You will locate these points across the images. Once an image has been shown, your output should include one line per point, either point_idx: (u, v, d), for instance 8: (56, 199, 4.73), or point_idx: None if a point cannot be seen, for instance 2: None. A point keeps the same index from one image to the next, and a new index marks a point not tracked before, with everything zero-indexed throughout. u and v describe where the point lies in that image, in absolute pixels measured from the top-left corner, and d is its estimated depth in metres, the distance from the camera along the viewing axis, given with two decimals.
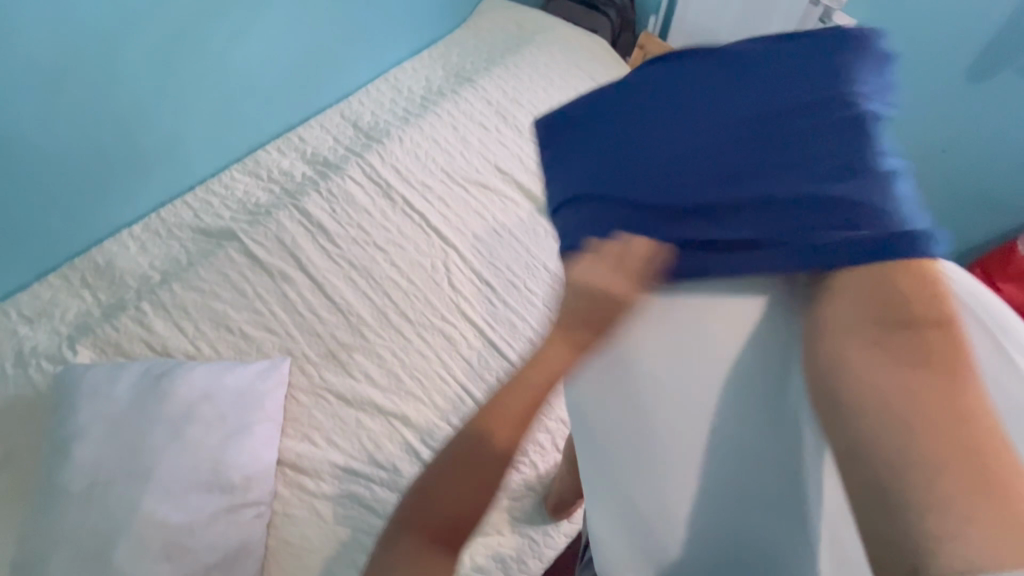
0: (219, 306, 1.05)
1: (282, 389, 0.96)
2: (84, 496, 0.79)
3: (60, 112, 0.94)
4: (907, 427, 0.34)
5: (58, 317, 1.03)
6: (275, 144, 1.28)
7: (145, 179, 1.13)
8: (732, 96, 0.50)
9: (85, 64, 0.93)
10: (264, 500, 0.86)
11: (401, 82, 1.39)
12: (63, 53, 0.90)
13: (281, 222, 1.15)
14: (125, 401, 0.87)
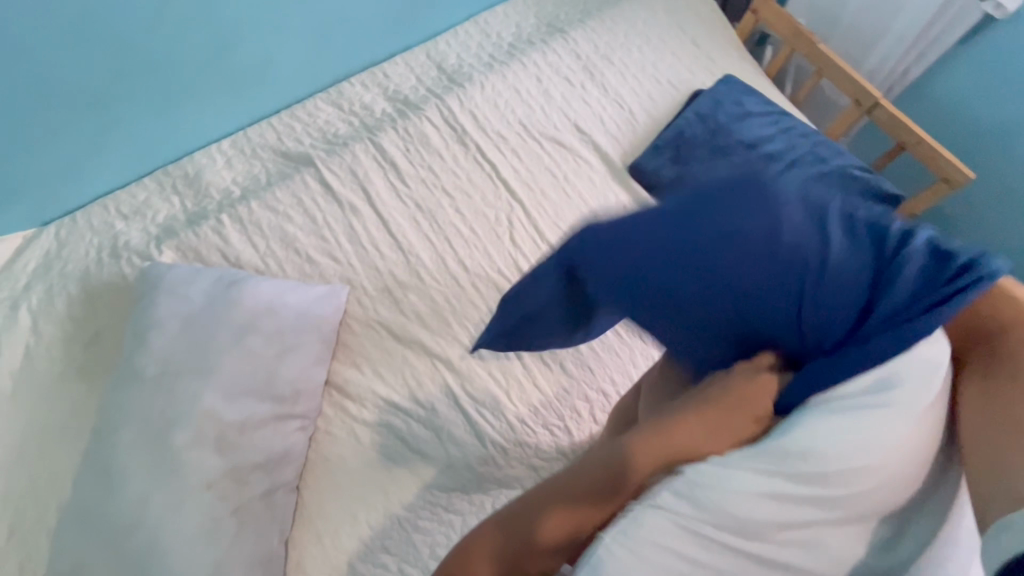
0: (289, 228, 1.09)
1: (338, 315, 0.99)
2: (155, 382, 0.86)
3: (161, 24, 0.96)
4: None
5: (150, 217, 1.11)
6: (359, 77, 1.28)
7: (239, 99, 1.17)
8: (681, 315, 0.50)
9: None
10: (309, 415, 0.92)
11: (491, 26, 1.35)
12: None
13: (356, 155, 1.17)
14: (199, 302, 0.93)
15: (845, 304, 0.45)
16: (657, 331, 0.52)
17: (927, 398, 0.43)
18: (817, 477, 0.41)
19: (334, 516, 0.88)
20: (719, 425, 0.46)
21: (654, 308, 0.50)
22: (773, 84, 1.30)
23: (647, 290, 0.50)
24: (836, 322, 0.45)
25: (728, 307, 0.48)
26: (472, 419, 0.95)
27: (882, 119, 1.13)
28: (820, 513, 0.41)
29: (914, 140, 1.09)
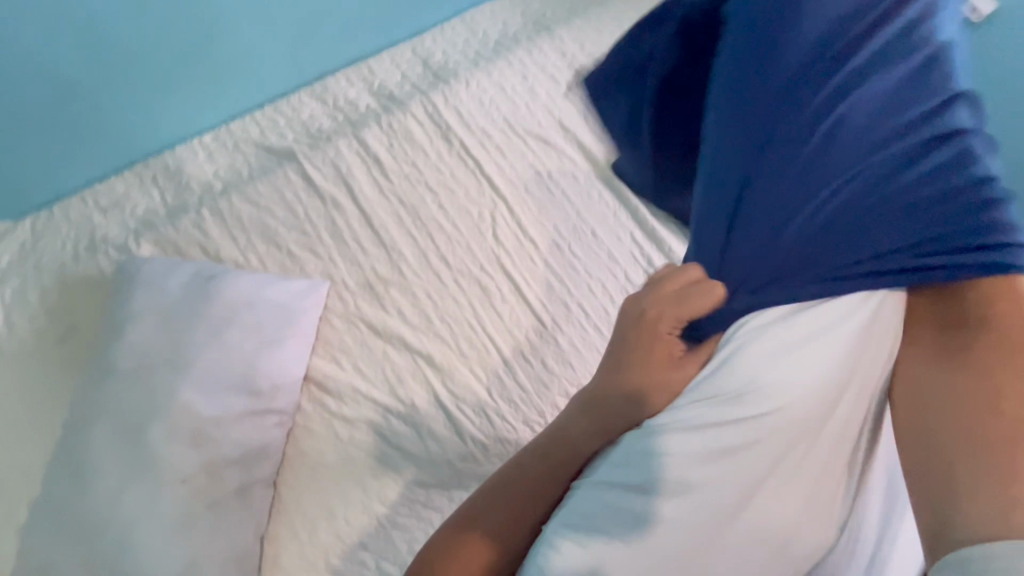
0: (271, 222, 1.08)
1: (318, 311, 0.98)
2: (130, 375, 0.85)
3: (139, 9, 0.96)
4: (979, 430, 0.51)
5: (128, 210, 1.10)
6: (344, 72, 1.28)
7: (221, 91, 1.16)
8: (889, 216, 0.58)
9: None
10: (287, 410, 0.91)
11: (477, 23, 1.35)
12: None
13: (339, 150, 1.16)
14: (176, 296, 0.92)
15: (940, 208, 0.56)
16: (854, 221, 0.59)
17: (801, 379, 0.56)
18: (726, 444, 0.55)
19: (313, 512, 0.87)
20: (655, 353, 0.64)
21: (863, 162, 0.60)
22: None
23: (849, 162, 0.60)
24: (952, 242, 0.55)
25: (932, 208, 0.57)
26: (452, 415, 0.94)
27: None
28: (726, 455, 0.55)
29: None
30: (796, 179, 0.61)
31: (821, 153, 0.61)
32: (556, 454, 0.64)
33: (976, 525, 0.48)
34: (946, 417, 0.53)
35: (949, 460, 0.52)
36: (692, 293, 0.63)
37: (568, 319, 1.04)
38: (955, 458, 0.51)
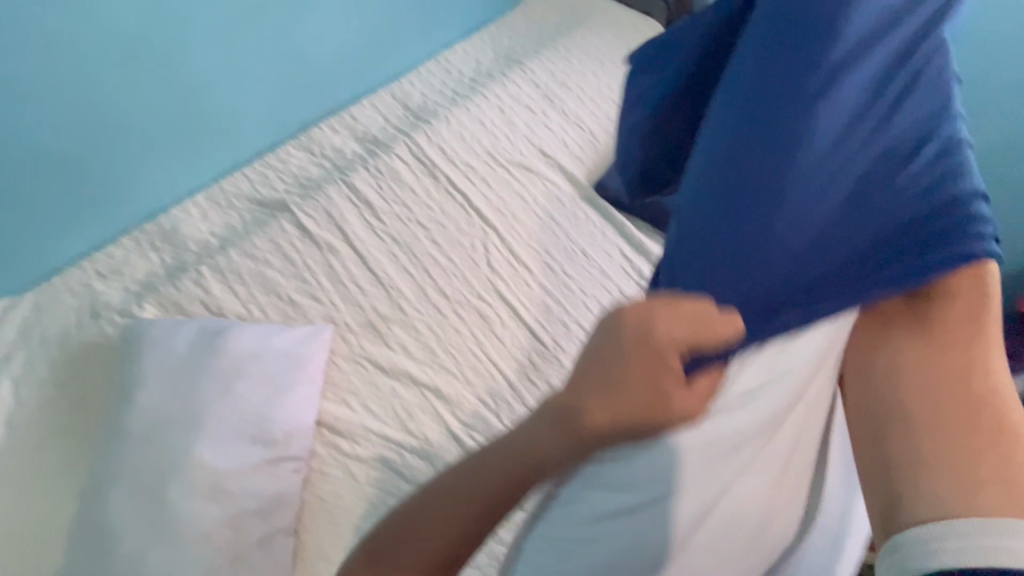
0: (270, 273, 1.11)
1: (324, 354, 1.00)
2: (144, 438, 0.86)
3: (138, 71, 1.04)
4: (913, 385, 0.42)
5: (128, 275, 1.12)
6: (328, 121, 1.33)
7: (211, 152, 1.22)
8: (844, 238, 0.42)
9: (158, 43, 1.03)
10: (302, 456, 0.92)
11: (451, 63, 1.41)
12: (139, 33, 1.01)
13: (330, 196, 1.20)
14: (183, 354, 0.94)
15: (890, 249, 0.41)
16: (779, 244, 0.42)
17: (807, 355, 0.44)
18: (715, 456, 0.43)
19: (336, 557, 0.87)
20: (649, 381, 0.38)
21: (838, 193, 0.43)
22: None
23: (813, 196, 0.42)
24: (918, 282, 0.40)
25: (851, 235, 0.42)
26: (466, 444, 0.95)
27: None
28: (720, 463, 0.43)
29: None
30: (826, 232, 0.42)
31: (798, 168, 0.43)
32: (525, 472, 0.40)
33: (930, 502, 0.38)
34: (918, 382, 0.42)
35: (911, 432, 0.41)
36: (710, 314, 0.37)
37: (569, 339, 1.06)
38: (906, 419, 0.42)
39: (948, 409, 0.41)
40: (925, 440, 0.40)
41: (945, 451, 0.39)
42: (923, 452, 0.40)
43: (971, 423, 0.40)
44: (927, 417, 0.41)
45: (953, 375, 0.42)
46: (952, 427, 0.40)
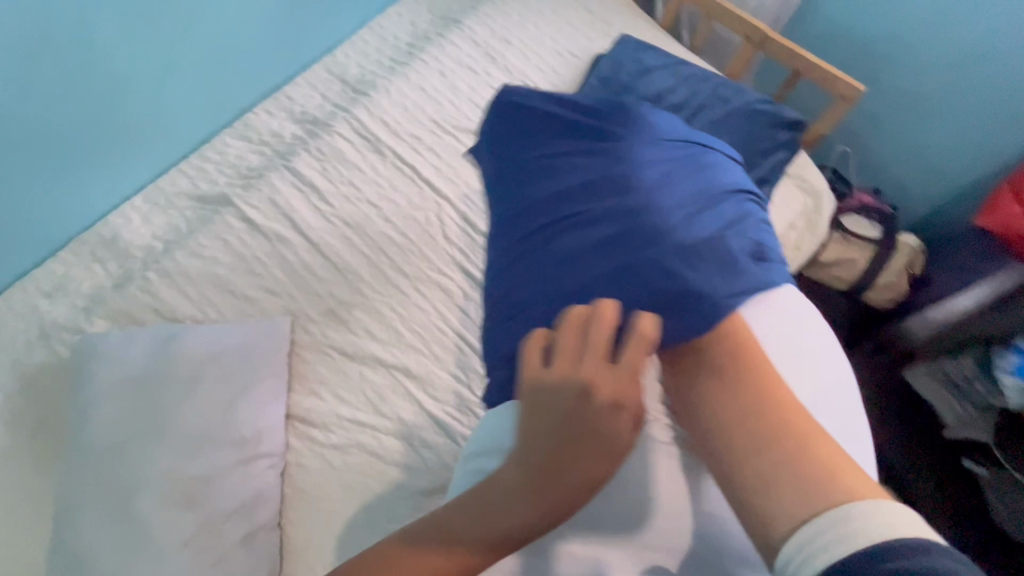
0: (221, 271, 1.07)
1: (285, 347, 0.98)
2: (107, 454, 0.85)
3: (37, 89, 0.92)
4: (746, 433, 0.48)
5: (74, 290, 1.07)
6: (263, 105, 1.26)
7: (141, 153, 1.15)
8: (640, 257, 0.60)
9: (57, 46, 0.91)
10: (275, 451, 0.91)
11: (385, 29, 1.34)
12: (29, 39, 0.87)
13: (273, 184, 1.15)
14: (136, 364, 0.91)
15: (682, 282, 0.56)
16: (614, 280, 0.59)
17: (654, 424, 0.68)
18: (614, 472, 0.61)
19: (322, 544, 0.87)
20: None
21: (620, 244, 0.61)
22: (669, 35, 1.32)
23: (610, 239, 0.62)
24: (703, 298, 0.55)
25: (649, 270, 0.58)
26: (439, 419, 0.95)
27: (774, 50, 1.16)
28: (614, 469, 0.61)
29: (807, 65, 1.13)
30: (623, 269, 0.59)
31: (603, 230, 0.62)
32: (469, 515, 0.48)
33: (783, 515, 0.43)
34: (735, 430, 0.49)
35: (760, 475, 0.46)
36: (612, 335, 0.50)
37: None
38: (741, 463, 0.47)
39: (776, 443, 0.46)
40: (769, 487, 0.45)
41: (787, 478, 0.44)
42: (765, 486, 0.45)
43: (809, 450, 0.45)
44: (767, 462, 0.46)
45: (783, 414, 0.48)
46: (798, 469, 0.44)
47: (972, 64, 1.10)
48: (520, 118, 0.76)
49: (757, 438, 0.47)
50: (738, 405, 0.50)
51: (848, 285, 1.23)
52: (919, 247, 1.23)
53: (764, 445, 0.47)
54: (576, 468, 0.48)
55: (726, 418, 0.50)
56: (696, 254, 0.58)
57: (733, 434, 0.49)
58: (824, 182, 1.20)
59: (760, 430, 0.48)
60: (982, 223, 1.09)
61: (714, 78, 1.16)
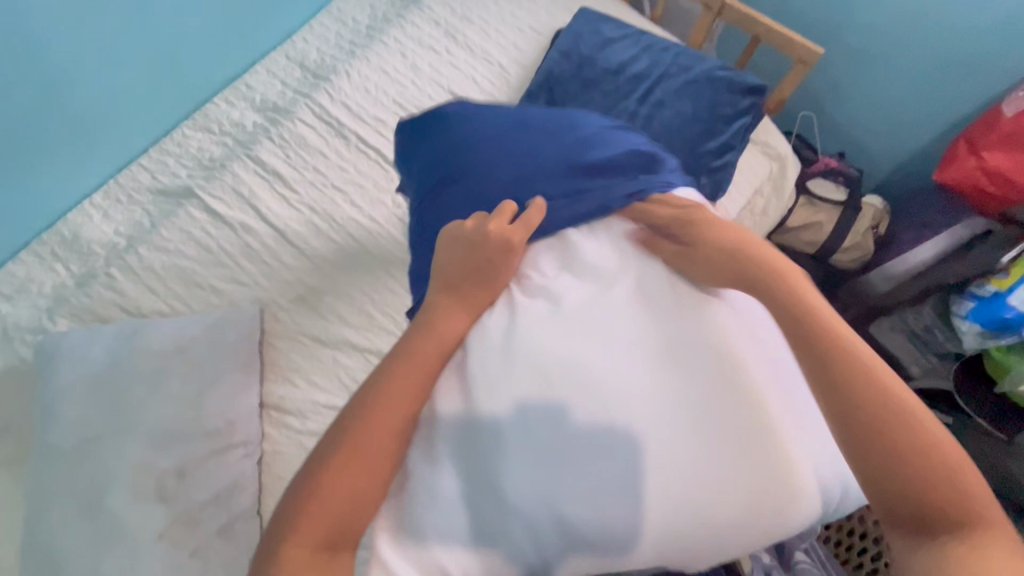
0: (186, 264, 1.06)
1: (256, 336, 0.97)
2: (78, 452, 0.83)
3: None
4: (916, 438, 0.42)
5: (35, 291, 1.05)
6: (222, 94, 1.24)
7: (97, 148, 1.12)
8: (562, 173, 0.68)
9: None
10: (251, 439, 0.90)
11: (344, 12, 1.32)
12: None
13: (236, 174, 1.13)
14: (102, 362, 0.89)
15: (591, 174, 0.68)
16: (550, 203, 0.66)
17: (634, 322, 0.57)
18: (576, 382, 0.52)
19: None
20: (467, 302, 0.58)
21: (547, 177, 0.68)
22: (631, 7, 1.32)
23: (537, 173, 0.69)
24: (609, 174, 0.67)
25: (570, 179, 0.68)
26: None
27: (733, 17, 1.16)
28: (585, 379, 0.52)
29: (765, 31, 1.14)
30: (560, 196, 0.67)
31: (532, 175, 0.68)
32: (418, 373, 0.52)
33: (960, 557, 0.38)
34: (884, 417, 0.43)
35: (917, 483, 0.41)
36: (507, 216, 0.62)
37: None
38: (896, 460, 0.41)
39: (929, 459, 0.41)
40: (932, 523, 0.40)
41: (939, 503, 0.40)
42: (917, 498, 0.40)
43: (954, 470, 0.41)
44: (922, 476, 0.41)
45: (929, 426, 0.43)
46: (955, 494, 0.40)
47: (925, 23, 1.11)
48: (412, 131, 0.81)
49: (917, 456, 0.41)
50: (865, 399, 0.44)
51: (816, 249, 1.25)
52: (885, 208, 1.25)
53: (921, 447, 0.42)
54: (494, 274, 0.59)
55: (892, 415, 0.43)
56: (601, 168, 0.68)
57: (895, 433, 0.42)
58: (788, 147, 1.21)
59: (923, 443, 0.42)
60: (940, 179, 1.11)
61: (674, 47, 1.16)
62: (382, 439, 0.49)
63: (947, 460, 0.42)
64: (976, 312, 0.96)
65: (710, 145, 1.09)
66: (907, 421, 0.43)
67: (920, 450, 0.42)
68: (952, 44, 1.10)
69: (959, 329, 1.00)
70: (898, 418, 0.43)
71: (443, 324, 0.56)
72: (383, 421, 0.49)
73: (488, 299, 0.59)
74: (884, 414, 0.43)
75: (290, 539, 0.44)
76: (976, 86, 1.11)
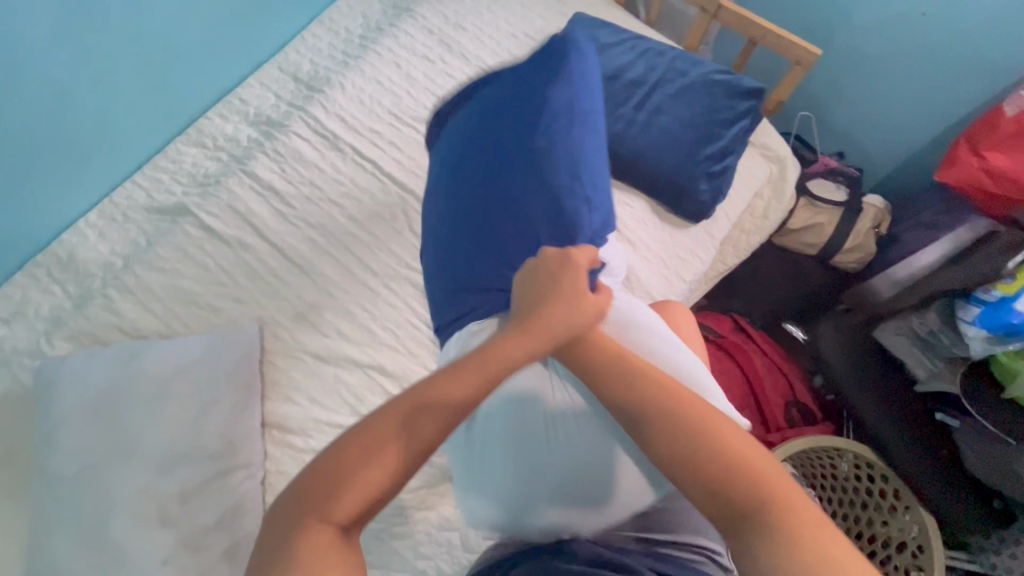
0: (183, 283, 1.05)
1: (256, 355, 0.96)
2: (79, 479, 0.83)
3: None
4: (708, 444, 0.44)
5: (32, 314, 1.04)
6: (215, 109, 1.23)
7: (92, 167, 1.11)
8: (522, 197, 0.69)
9: None
10: (254, 460, 0.89)
11: (336, 23, 1.30)
12: None
13: (231, 190, 1.12)
14: (101, 386, 0.89)
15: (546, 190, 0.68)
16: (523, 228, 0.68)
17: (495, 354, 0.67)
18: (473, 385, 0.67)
19: None
20: (540, 324, 0.52)
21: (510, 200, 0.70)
22: (625, 11, 1.31)
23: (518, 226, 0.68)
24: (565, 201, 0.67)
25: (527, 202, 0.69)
26: None
27: (729, 19, 1.15)
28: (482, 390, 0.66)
29: (761, 33, 1.13)
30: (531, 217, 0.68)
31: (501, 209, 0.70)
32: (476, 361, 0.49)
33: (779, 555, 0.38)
34: (693, 440, 0.45)
35: (734, 495, 0.42)
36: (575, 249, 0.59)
37: None
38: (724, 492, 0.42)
39: (739, 480, 0.42)
40: (752, 523, 0.40)
41: (761, 508, 0.40)
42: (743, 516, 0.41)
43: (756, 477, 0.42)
44: (737, 490, 0.42)
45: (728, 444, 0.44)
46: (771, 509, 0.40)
47: (924, 21, 1.10)
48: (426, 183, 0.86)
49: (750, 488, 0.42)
50: (666, 426, 0.46)
51: (818, 251, 1.24)
52: (886, 208, 1.24)
53: (726, 464, 0.43)
54: (574, 290, 0.55)
55: (677, 433, 0.46)
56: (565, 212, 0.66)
57: (696, 456, 0.44)
58: (787, 149, 1.20)
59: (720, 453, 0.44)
60: (942, 178, 1.09)
61: (671, 52, 1.15)
62: (435, 420, 0.45)
63: (746, 468, 0.43)
64: (983, 316, 0.94)
65: (710, 150, 1.08)
66: (691, 442, 0.45)
67: (746, 479, 0.42)
68: (952, 41, 1.09)
69: (965, 335, 0.98)
70: (686, 444, 0.45)
71: (517, 331, 0.52)
72: (446, 389, 0.46)
73: (561, 311, 0.54)
74: (691, 436, 0.45)
75: (316, 513, 0.41)
76: (976, 84, 1.10)
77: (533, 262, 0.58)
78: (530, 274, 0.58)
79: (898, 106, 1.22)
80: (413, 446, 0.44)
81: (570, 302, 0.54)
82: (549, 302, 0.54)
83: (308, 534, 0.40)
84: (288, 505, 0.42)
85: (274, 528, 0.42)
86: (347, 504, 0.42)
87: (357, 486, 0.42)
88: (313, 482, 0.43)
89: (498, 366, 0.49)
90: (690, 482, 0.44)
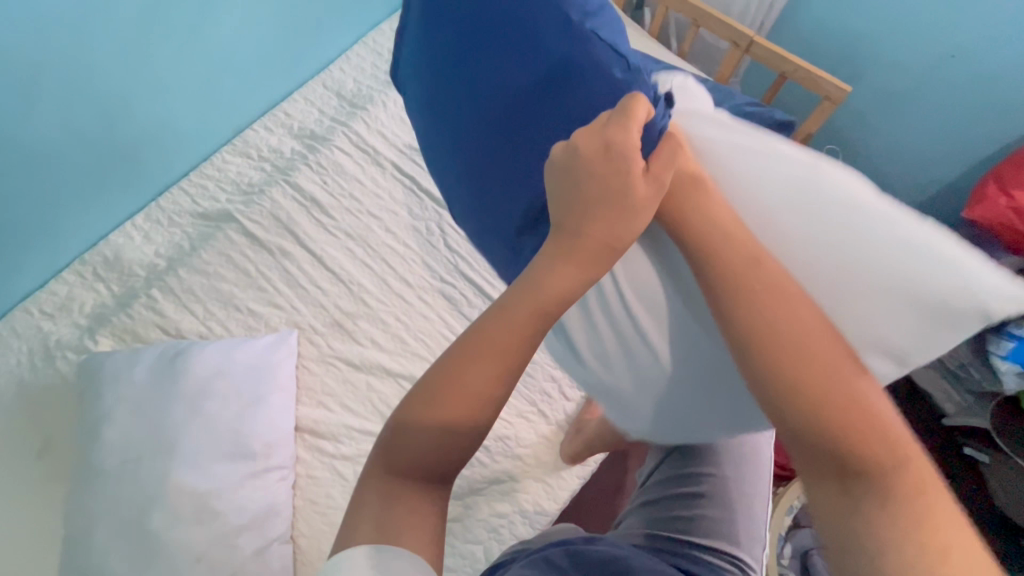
0: (224, 286, 1.08)
1: (292, 359, 0.99)
2: (120, 472, 0.85)
3: (42, 116, 0.94)
4: (851, 433, 0.38)
5: (77, 310, 1.07)
6: (260, 121, 1.28)
7: (143, 172, 1.15)
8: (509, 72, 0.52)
9: (60, 74, 0.92)
10: (287, 463, 0.91)
11: (380, 44, 1.36)
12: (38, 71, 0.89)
13: (275, 200, 1.16)
14: (144, 383, 0.91)
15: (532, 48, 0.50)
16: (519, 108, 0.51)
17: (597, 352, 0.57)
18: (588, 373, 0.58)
19: None
20: (578, 252, 0.46)
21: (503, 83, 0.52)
22: (657, 42, 1.35)
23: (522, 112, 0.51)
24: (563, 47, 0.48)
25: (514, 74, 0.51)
26: None
27: (760, 55, 1.19)
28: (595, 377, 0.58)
29: (793, 69, 1.16)
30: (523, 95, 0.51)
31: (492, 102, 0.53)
32: (524, 303, 0.46)
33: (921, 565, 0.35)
34: (828, 425, 0.39)
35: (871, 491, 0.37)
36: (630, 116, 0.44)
37: None
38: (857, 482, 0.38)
39: (880, 482, 0.37)
40: (894, 525, 0.36)
41: (902, 515, 0.36)
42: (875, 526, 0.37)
43: (902, 478, 0.37)
44: (877, 489, 0.37)
45: (873, 438, 0.38)
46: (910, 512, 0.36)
47: (952, 64, 1.13)
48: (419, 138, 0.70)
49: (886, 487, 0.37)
50: (807, 416, 0.39)
51: None
52: None
53: (874, 460, 0.38)
54: (632, 198, 0.45)
55: (808, 416, 0.39)
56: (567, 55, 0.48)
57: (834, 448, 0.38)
58: None
59: (866, 449, 0.38)
60: (970, 215, 1.11)
61: (704, 84, 1.19)
62: (483, 373, 0.45)
63: (886, 461, 0.38)
64: (1016, 352, 0.93)
65: None
66: (836, 430, 0.39)
67: (885, 475, 0.37)
68: (980, 84, 1.12)
69: (999, 368, 0.97)
70: (827, 433, 0.39)
71: (558, 271, 0.46)
72: (490, 328, 0.46)
73: (613, 227, 0.46)
74: (832, 425, 0.39)
75: (376, 474, 0.45)
76: (1001, 126, 1.13)
77: (567, 148, 0.45)
78: (576, 176, 0.45)
79: (924, 143, 1.25)
80: (464, 401, 0.44)
81: (618, 218, 0.45)
82: (592, 214, 0.46)
83: (375, 496, 0.44)
84: (364, 478, 0.46)
85: (354, 492, 0.46)
86: (399, 470, 0.44)
87: (407, 448, 0.44)
88: (376, 446, 0.46)
89: (548, 298, 0.46)
90: (828, 472, 0.39)
